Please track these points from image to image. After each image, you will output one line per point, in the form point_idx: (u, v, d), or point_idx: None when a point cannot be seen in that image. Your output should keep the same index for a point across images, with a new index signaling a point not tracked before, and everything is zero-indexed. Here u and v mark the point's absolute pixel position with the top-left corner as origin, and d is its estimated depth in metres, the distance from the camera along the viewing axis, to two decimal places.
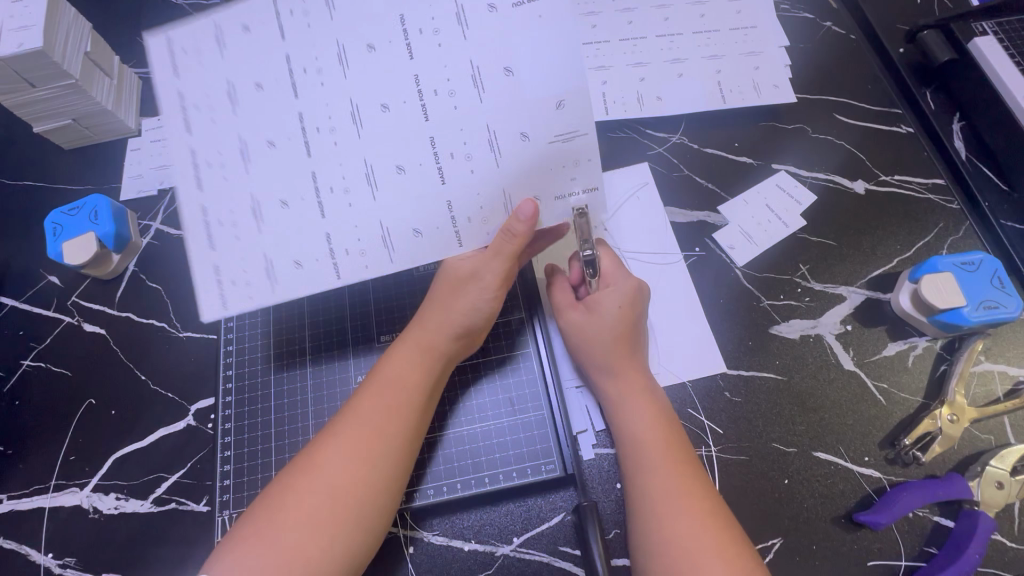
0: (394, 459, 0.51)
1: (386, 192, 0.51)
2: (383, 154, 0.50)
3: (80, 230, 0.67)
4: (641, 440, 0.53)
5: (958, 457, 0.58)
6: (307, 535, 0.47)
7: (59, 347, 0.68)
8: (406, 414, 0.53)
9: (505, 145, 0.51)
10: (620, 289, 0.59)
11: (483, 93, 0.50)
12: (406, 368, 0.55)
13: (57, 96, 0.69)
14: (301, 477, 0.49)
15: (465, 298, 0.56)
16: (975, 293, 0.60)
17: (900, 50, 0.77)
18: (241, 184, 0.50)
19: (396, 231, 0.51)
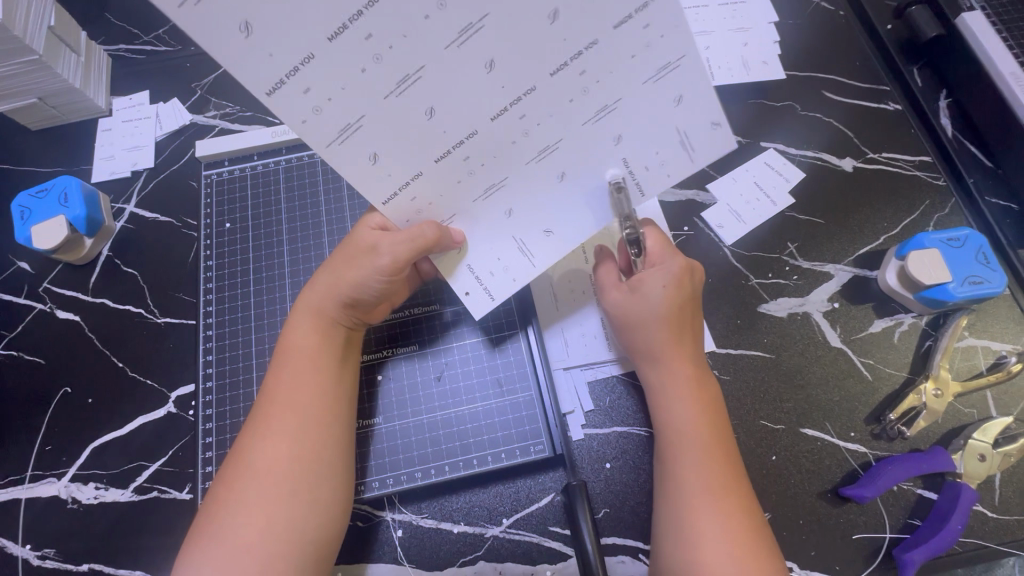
0: (310, 429, 0.50)
1: (379, 122, 0.40)
2: (423, 89, 0.39)
3: (49, 213, 0.65)
4: (672, 399, 0.53)
5: (941, 430, 0.59)
6: (247, 521, 0.46)
7: (31, 336, 0.66)
8: (309, 379, 0.52)
9: (509, 187, 0.47)
10: (668, 270, 0.54)
11: (538, 156, 0.45)
12: (304, 337, 0.53)
13: (20, 73, 0.66)
14: (233, 467, 0.49)
15: (359, 271, 0.52)
16: (960, 268, 0.60)
17: (888, 27, 0.77)
18: None
19: (353, 144, 0.41)
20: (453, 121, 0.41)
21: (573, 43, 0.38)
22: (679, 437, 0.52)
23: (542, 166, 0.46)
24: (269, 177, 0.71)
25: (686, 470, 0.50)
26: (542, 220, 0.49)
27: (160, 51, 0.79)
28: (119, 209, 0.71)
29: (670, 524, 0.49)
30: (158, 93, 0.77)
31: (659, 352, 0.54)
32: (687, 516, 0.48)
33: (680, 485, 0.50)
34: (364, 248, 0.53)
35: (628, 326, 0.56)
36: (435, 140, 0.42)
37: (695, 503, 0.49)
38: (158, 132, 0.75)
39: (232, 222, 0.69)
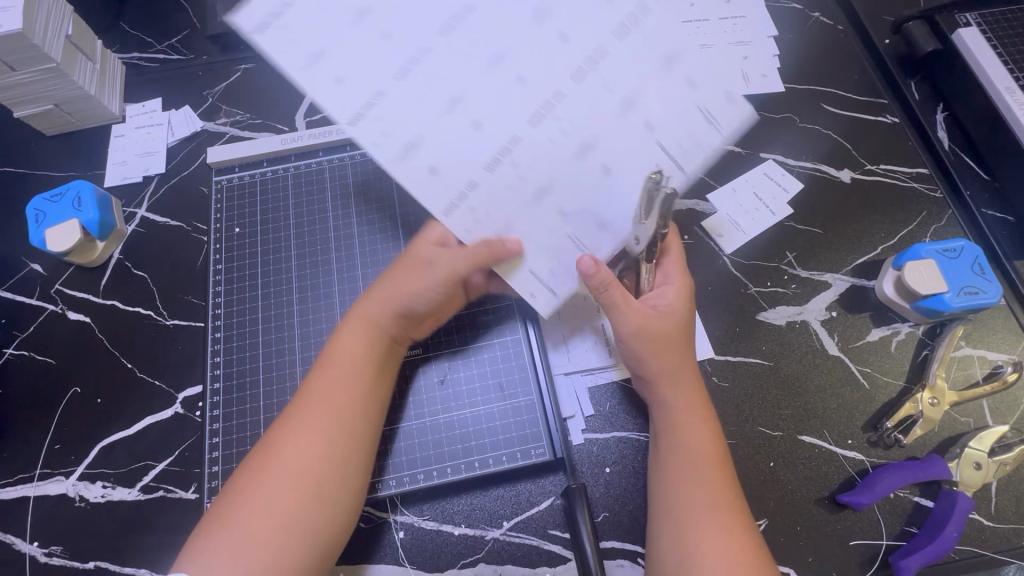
0: (353, 445, 0.51)
1: (454, 128, 0.49)
2: (472, 106, 0.49)
3: (63, 216, 0.66)
4: (675, 410, 0.54)
5: (937, 439, 0.59)
6: (266, 516, 0.47)
7: (42, 336, 0.67)
8: (358, 393, 0.53)
9: (513, 141, 0.49)
10: (676, 287, 0.58)
11: (577, 157, 0.50)
12: (355, 346, 0.54)
13: (35, 81, 0.67)
14: (261, 461, 0.50)
15: (418, 280, 0.55)
16: (956, 278, 0.61)
17: (886, 41, 0.79)
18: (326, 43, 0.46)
19: (413, 155, 0.48)
20: (495, 129, 0.49)
21: (581, 48, 0.49)
22: (685, 448, 0.52)
23: (584, 161, 0.50)
24: (278, 183, 0.72)
25: (688, 481, 0.51)
26: (605, 212, 0.51)
27: (173, 60, 0.81)
28: (130, 213, 0.73)
29: (666, 529, 0.50)
30: (171, 100, 0.79)
31: (667, 367, 0.55)
32: (686, 524, 0.49)
33: (680, 493, 0.51)
34: (420, 261, 0.56)
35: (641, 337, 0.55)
36: (485, 147, 0.49)
37: (697, 506, 0.50)
38: (170, 138, 0.76)
39: (241, 226, 0.71)
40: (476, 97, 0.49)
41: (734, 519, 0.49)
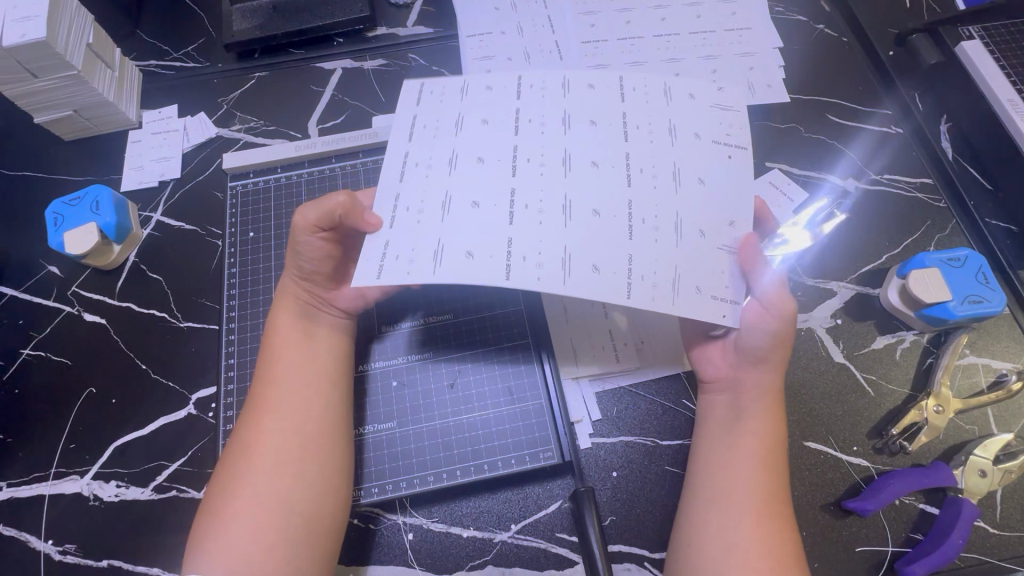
0: (313, 417, 0.54)
1: (575, 222, 0.54)
2: (579, 197, 0.55)
3: (82, 220, 0.68)
4: (764, 402, 0.55)
5: (943, 446, 0.60)
6: (256, 493, 0.50)
7: (59, 337, 0.68)
8: (309, 374, 0.56)
9: (583, 193, 0.55)
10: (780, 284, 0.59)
11: (678, 187, 0.56)
12: (299, 338, 0.58)
13: (56, 87, 0.69)
14: (240, 449, 0.52)
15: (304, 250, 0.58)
16: (961, 287, 0.62)
17: (890, 53, 0.80)
18: (438, 227, 0.53)
19: (576, 257, 0.52)
20: (610, 204, 0.55)
21: (617, 123, 0.59)
22: (761, 439, 0.54)
23: (683, 183, 0.56)
24: (291, 188, 0.74)
25: (756, 471, 0.52)
26: (722, 215, 0.56)
27: (189, 67, 0.83)
28: (146, 217, 0.74)
29: (721, 510, 0.51)
30: (186, 107, 0.81)
31: (773, 357, 0.55)
32: (740, 509, 0.51)
33: (748, 479, 0.52)
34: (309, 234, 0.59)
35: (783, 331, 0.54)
36: (612, 225, 0.54)
37: (739, 490, 0.52)
38: (185, 144, 0.78)
39: (255, 231, 0.72)
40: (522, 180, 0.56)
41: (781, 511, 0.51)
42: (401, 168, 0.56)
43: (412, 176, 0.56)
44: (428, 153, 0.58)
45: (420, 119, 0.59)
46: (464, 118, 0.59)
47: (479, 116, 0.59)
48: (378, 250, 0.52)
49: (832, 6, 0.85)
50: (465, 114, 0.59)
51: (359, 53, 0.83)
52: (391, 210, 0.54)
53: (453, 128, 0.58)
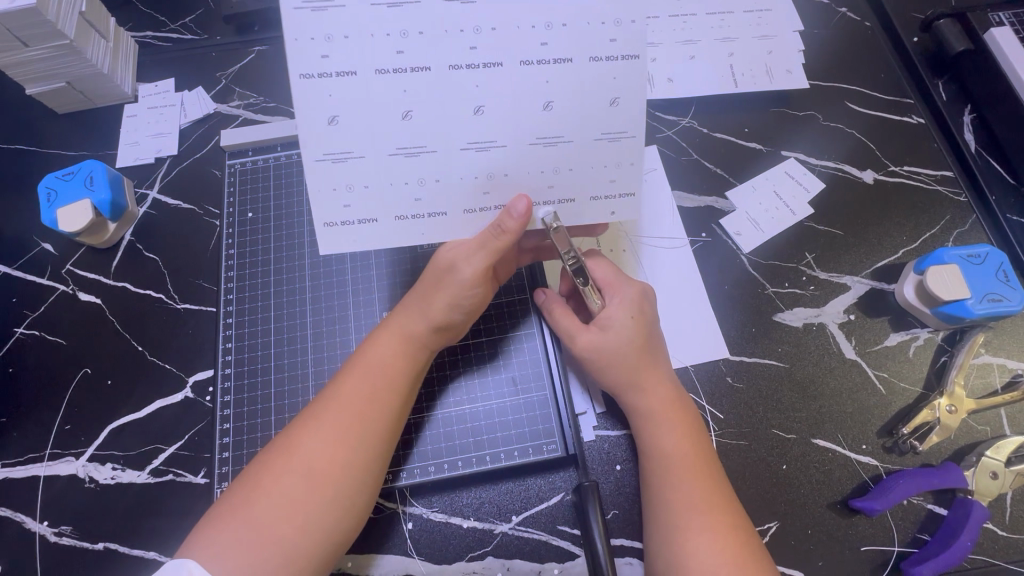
0: (372, 448, 0.49)
1: (552, 113, 0.47)
2: (528, 89, 0.46)
3: (75, 196, 0.66)
4: (657, 417, 0.54)
5: (954, 446, 0.59)
6: (282, 513, 0.45)
7: (53, 317, 0.67)
8: (388, 401, 0.51)
9: (522, 82, 0.46)
10: (627, 297, 0.56)
11: (546, 75, 0.46)
12: (390, 358, 0.53)
13: (49, 56, 0.67)
14: (278, 458, 0.48)
15: (445, 296, 0.53)
16: (980, 285, 0.60)
17: (914, 39, 0.77)
18: (404, 188, 0.49)
19: (556, 106, 0.47)
20: (565, 96, 0.47)
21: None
22: (664, 455, 0.52)
23: (576, 60, 0.46)
24: (291, 168, 0.72)
25: (674, 484, 0.51)
26: None
27: (186, 39, 0.80)
28: (142, 194, 0.72)
29: (664, 527, 0.49)
30: (184, 81, 0.78)
31: (635, 377, 0.54)
32: (677, 525, 0.49)
33: (672, 494, 0.50)
34: (442, 270, 0.53)
35: (602, 364, 0.55)
36: (589, 91, 0.47)
37: (678, 508, 0.49)
38: (182, 119, 0.75)
39: (254, 212, 0.70)
40: (551, 61, 0.46)
41: (726, 517, 0.49)
42: (461, 207, 0.51)
43: (489, 188, 0.50)
44: (456, 180, 0.49)
45: (382, 199, 0.49)
46: (387, 129, 0.46)
47: (386, 90, 0.45)
48: (574, 215, 0.52)
49: None
50: (391, 126, 0.46)
51: None
52: (544, 205, 0.52)
53: (415, 149, 0.47)
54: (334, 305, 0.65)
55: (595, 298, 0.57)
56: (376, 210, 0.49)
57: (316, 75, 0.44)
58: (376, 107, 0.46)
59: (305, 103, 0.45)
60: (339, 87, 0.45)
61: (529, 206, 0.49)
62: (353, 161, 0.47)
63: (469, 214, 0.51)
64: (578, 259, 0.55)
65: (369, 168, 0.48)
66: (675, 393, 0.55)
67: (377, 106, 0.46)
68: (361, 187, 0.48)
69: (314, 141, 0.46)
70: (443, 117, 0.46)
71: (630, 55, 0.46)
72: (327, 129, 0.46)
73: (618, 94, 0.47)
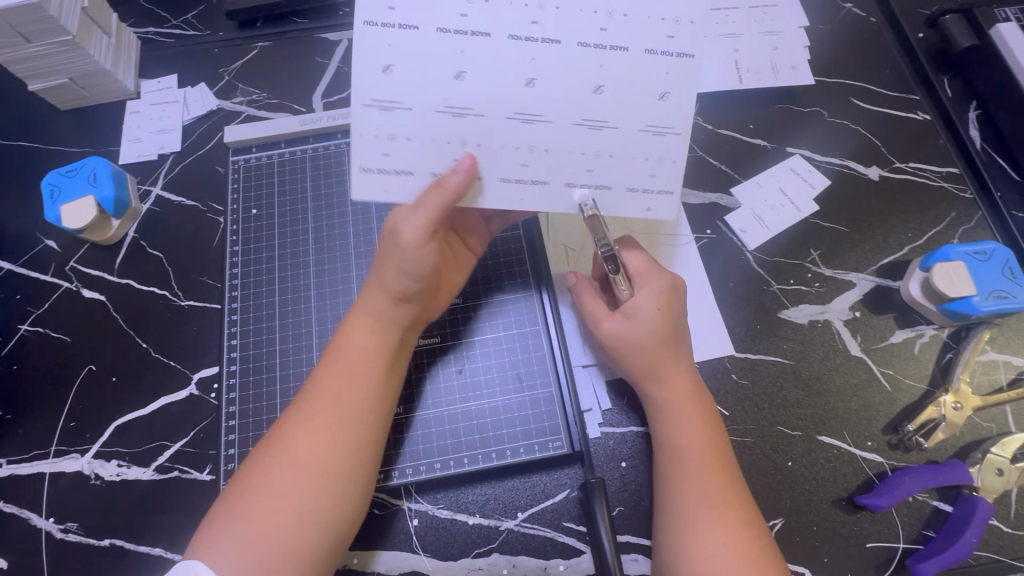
0: (356, 436, 0.49)
1: (606, 96, 0.48)
2: (585, 70, 0.48)
3: (79, 193, 0.66)
4: (673, 410, 0.54)
5: (959, 443, 0.59)
6: (274, 506, 0.45)
7: (57, 313, 0.67)
8: (362, 384, 0.50)
9: (575, 61, 0.47)
10: (654, 288, 0.55)
11: (602, 59, 0.48)
12: (361, 340, 0.52)
13: (52, 53, 0.67)
14: (267, 451, 0.48)
15: (393, 259, 0.51)
16: (986, 281, 0.60)
17: (920, 35, 0.76)
18: (440, 149, 0.49)
19: (609, 89, 0.48)
20: (615, 85, 0.48)
21: None
22: (678, 448, 0.52)
23: (632, 51, 0.47)
24: (294, 165, 0.71)
25: (685, 478, 0.51)
26: None
27: (189, 35, 0.80)
28: (146, 190, 0.72)
29: (673, 521, 0.50)
30: (186, 77, 0.78)
31: (654, 369, 0.54)
32: (686, 519, 0.49)
33: (684, 487, 0.50)
34: (389, 233, 0.51)
35: (622, 351, 0.56)
36: (642, 89, 0.49)
37: (688, 502, 0.50)
38: (185, 116, 0.75)
39: (258, 208, 0.70)
40: (608, 47, 0.47)
41: (737, 512, 0.49)
42: (495, 173, 0.50)
43: (528, 160, 0.50)
44: (499, 147, 0.49)
45: (422, 156, 0.49)
46: (439, 89, 0.47)
47: (445, 47, 0.46)
48: (610, 203, 0.52)
49: None
50: (445, 86, 0.47)
51: None
52: (580, 184, 0.51)
53: (461, 110, 0.48)
54: (338, 302, 0.65)
55: (625, 286, 0.56)
56: (412, 164, 0.49)
57: (380, 23, 0.45)
58: (438, 73, 0.47)
59: (364, 45, 0.46)
60: (400, 36, 0.46)
61: (473, 161, 0.48)
62: (399, 112, 0.47)
63: (506, 183, 0.50)
64: (610, 246, 0.55)
65: (412, 121, 0.48)
66: (696, 386, 0.55)
67: (437, 62, 0.46)
68: (403, 138, 0.48)
69: (365, 83, 0.46)
70: (498, 84, 0.47)
71: (682, 53, 0.48)
72: (381, 77, 0.46)
73: (667, 90, 0.49)
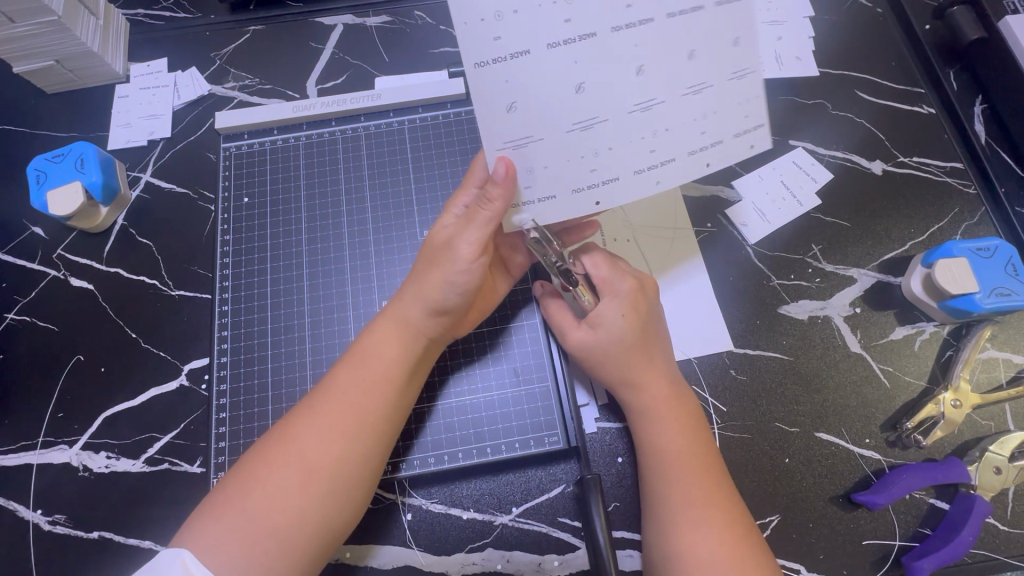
0: (367, 442, 0.48)
1: (699, 60, 0.46)
2: (678, 39, 0.45)
3: (65, 179, 0.64)
4: (651, 415, 0.53)
5: (958, 441, 0.58)
6: (276, 505, 0.45)
7: (44, 302, 0.66)
8: (382, 389, 0.50)
9: (669, 38, 0.44)
10: (621, 296, 0.54)
11: (688, 23, 0.44)
12: (385, 346, 0.51)
13: (35, 33, 0.65)
14: (271, 447, 0.47)
15: (439, 271, 0.51)
16: (988, 278, 0.59)
17: (927, 27, 0.75)
18: (568, 160, 0.48)
19: (703, 50, 0.45)
20: (708, 51, 0.46)
21: None
22: (659, 452, 0.52)
23: (712, 11, 0.44)
24: (288, 153, 0.70)
25: (671, 484, 0.50)
26: None
27: (178, 18, 0.78)
28: (135, 177, 0.71)
29: (661, 525, 0.49)
30: (176, 61, 0.76)
31: (637, 376, 0.53)
32: (673, 521, 0.49)
33: (666, 492, 0.50)
34: (439, 245, 0.52)
35: (594, 362, 0.55)
36: (726, 31, 0.45)
37: (678, 508, 0.49)
38: (176, 101, 0.73)
39: (251, 197, 0.68)
40: (691, 9, 0.44)
41: (728, 518, 0.48)
42: (629, 168, 0.49)
43: (654, 145, 0.48)
44: (625, 145, 0.48)
45: (560, 173, 0.48)
46: (561, 108, 0.45)
47: (556, 65, 0.44)
48: (730, 156, 0.49)
49: None
50: (565, 103, 0.45)
51: (362, 8, 0.78)
52: (698, 151, 0.49)
53: (587, 120, 0.46)
54: (332, 293, 0.64)
55: (587, 296, 0.55)
56: (554, 185, 0.49)
57: (490, 62, 0.43)
58: (556, 96, 0.45)
59: (484, 92, 0.44)
60: (514, 67, 0.43)
61: (508, 165, 0.46)
62: (533, 145, 0.46)
63: (640, 175, 0.49)
64: (564, 262, 0.54)
65: (547, 150, 0.47)
66: (677, 390, 0.54)
67: (552, 86, 0.44)
68: (540, 168, 0.48)
69: (496, 127, 0.45)
70: (610, 86, 0.45)
71: None
72: (507, 116, 0.45)
73: (744, 32, 0.46)
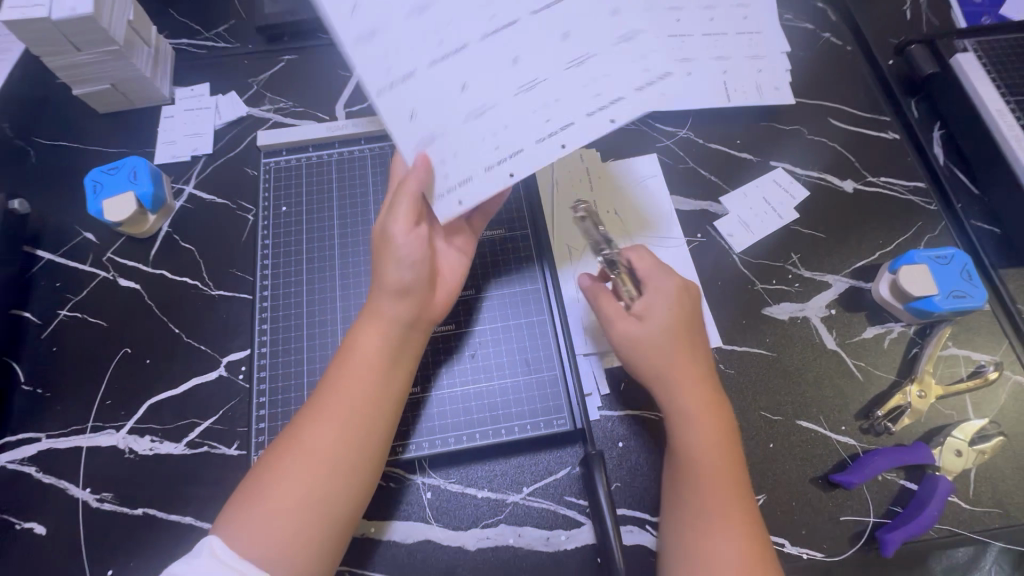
0: (374, 431, 0.55)
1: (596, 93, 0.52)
2: (570, 79, 0.52)
3: (120, 189, 0.71)
4: (691, 417, 0.57)
5: (924, 428, 0.65)
6: (308, 499, 0.51)
7: (95, 300, 0.72)
8: (382, 388, 0.55)
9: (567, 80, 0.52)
10: (666, 290, 0.61)
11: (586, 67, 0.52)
12: (375, 343, 0.56)
13: (98, 60, 0.73)
14: (295, 449, 0.52)
15: (390, 259, 0.56)
16: (946, 282, 0.66)
17: (890, 63, 0.85)
18: (489, 170, 0.52)
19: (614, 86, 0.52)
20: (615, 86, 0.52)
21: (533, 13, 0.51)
22: (691, 453, 0.56)
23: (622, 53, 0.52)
24: (321, 168, 0.77)
25: (699, 486, 0.55)
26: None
27: (220, 47, 0.86)
28: (179, 189, 0.78)
29: (688, 523, 0.54)
30: (218, 86, 0.84)
31: (676, 380, 0.58)
32: (700, 521, 0.54)
33: (698, 494, 0.55)
34: (382, 237, 0.56)
35: (638, 358, 0.60)
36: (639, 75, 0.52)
37: (709, 510, 0.54)
38: (217, 121, 0.81)
39: (287, 206, 0.75)
40: (580, 57, 0.52)
41: (746, 519, 0.54)
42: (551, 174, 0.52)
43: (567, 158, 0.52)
44: (539, 158, 0.52)
45: (483, 179, 0.52)
46: (465, 129, 0.51)
47: (448, 95, 0.51)
48: None
49: (838, 16, 0.89)
50: (465, 124, 0.52)
51: None
52: None
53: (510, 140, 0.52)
54: (359, 293, 0.71)
55: (629, 286, 0.62)
56: (476, 188, 0.52)
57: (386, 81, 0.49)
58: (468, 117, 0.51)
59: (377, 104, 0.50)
60: (402, 87, 0.50)
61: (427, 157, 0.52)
62: (452, 157, 0.52)
63: None
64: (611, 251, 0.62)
65: (466, 162, 0.52)
66: (716, 394, 0.59)
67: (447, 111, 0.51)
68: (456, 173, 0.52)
69: (402, 137, 0.51)
70: (517, 115, 0.52)
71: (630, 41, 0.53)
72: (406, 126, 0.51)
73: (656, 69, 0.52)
